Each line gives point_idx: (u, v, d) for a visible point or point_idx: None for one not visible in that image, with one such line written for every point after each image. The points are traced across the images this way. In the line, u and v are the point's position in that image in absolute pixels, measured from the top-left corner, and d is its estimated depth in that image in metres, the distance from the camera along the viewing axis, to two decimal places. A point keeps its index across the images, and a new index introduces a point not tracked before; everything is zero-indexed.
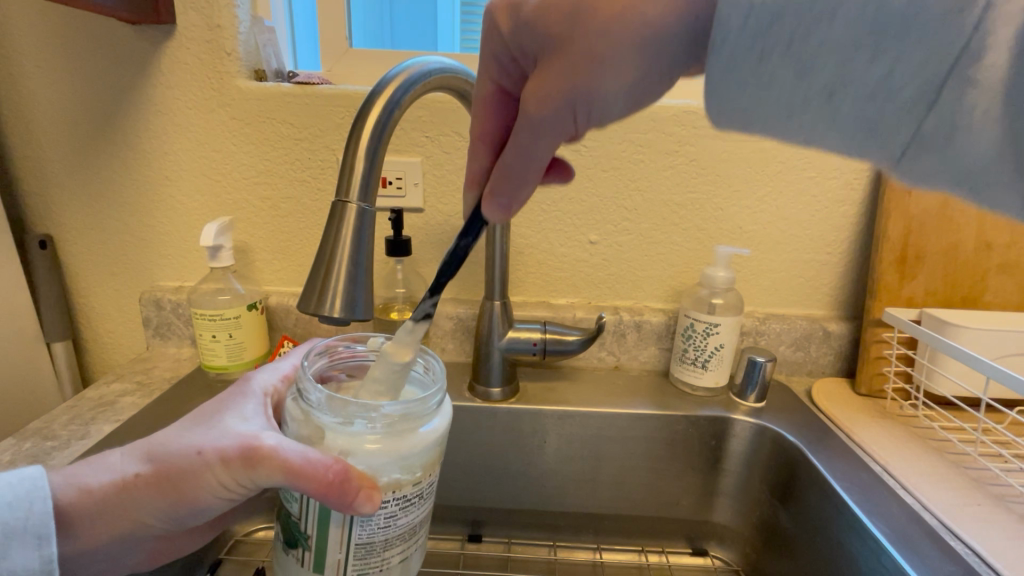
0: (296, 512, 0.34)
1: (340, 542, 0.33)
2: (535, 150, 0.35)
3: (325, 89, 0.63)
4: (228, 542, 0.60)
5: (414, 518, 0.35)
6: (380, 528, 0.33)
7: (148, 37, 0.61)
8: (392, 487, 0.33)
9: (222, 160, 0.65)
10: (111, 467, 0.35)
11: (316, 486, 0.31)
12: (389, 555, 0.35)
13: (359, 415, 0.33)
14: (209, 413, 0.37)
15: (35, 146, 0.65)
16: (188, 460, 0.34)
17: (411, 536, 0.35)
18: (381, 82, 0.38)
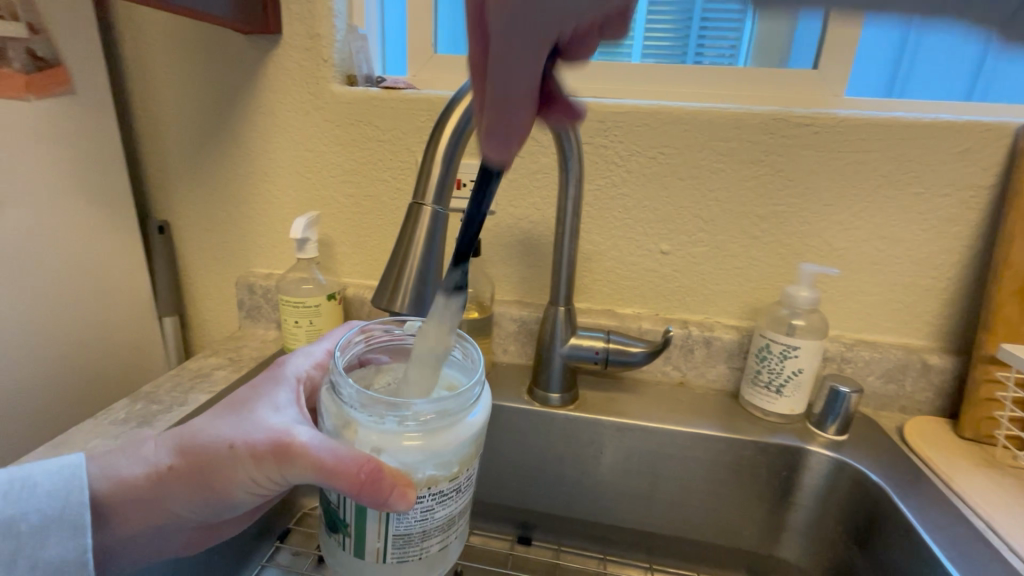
0: (332, 501, 0.36)
1: (379, 532, 0.35)
2: (511, 72, 0.22)
3: (409, 94, 0.66)
4: (298, 513, 0.65)
5: (452, 510, 0.36)
6: (417, 521, 0.35)
7: (257, 46, 0.67)
8: (426, 483, 0.34)
9: (314, 159, 0.70)
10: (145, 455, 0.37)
11: (348, 484, 0.32)
12: (427, 544, 0.36)
13: (392, 414, 0.33)
14: (240, 403, 0.39)
15: (160, 142, 0.74)
16: (227, 450, 0.36)
17: (448, 526, 0.37)
18: (461, 88, 0.39)
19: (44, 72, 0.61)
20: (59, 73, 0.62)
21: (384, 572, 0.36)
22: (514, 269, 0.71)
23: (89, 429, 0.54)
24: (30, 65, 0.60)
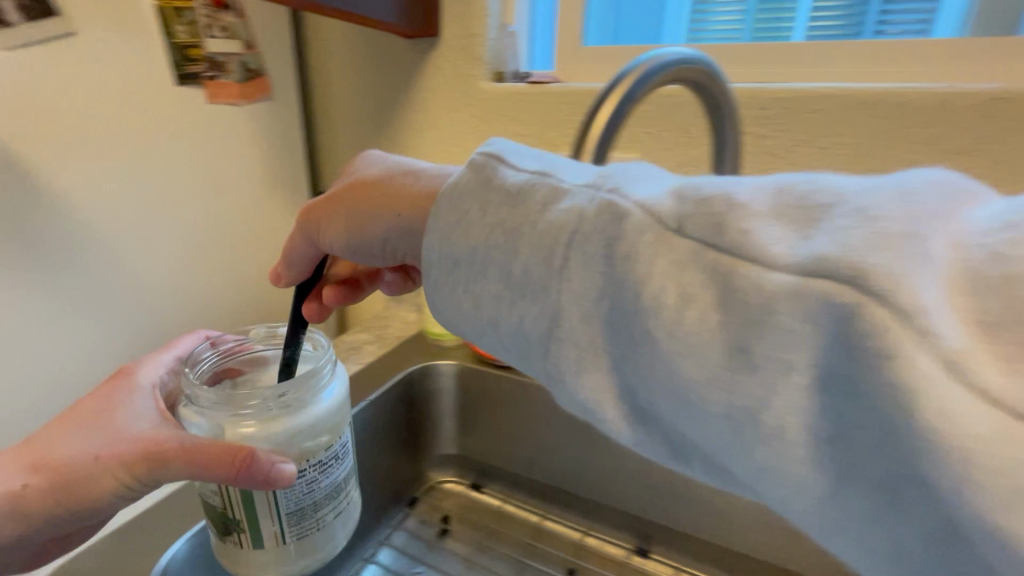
0: (219, 504, 0.38)
1: (272, 515, 0.38)
2: (304, 253, 0.41)
3: (555, 87, 0.66)
4: (425, 485, 0.71)
5: (336, 478, 0.41)
6: (304, 493, 0.38)
7: (419, 48, 0.72)
8: (306, 454, 0.38)
9: (460, 154, 0.75)
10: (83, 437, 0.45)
11: (225, 475, 0.34)
12: (321, 515, 0.40)
13: (253, 399, 0.38)
14: (94, 414, 0.39)
15: (332, 140, 0.84)
16: (133, 443, 0.36)
17: (336, 495, 0.41)
18: (616, 77, 0.38)
19: (253, 82, 0.70)
20: (262, 81, 0.71)
21: (302, 546, 0.40)
22: None
23: None
24: (243, 76, 0.68)
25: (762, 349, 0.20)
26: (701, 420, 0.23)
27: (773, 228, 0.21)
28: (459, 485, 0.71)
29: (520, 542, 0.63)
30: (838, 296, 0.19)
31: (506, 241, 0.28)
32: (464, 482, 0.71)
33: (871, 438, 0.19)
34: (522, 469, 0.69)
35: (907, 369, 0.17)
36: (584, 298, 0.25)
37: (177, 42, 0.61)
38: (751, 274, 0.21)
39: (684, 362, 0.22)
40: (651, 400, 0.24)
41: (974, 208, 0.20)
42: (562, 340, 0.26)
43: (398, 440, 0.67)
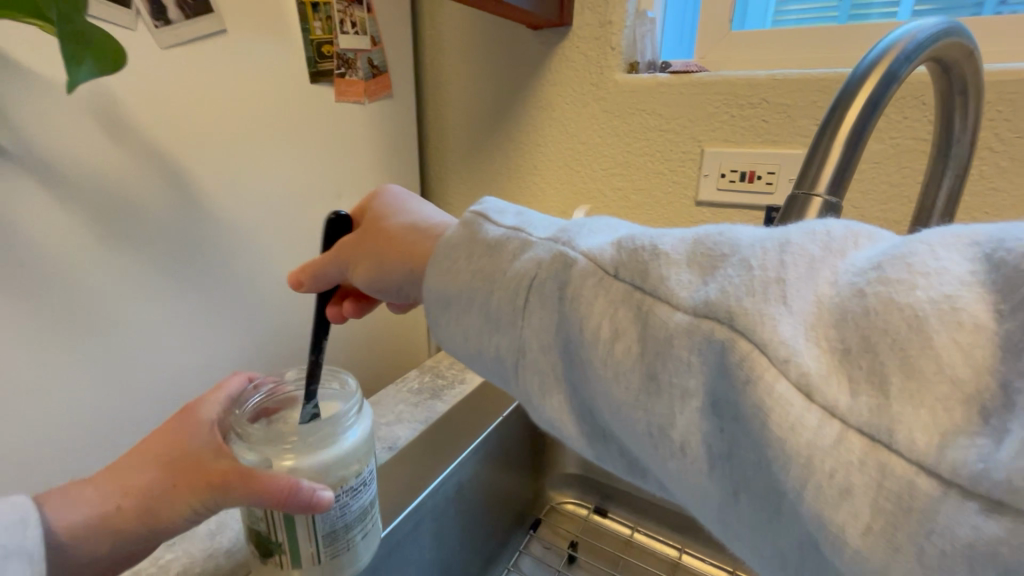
0: (262, 528, 0.34)
1: (309, 536, 0.34)
2: (329, 277, 0.39)
3: (704, 76, 0.60)
4: (545, 506, 0.67)
5: (366, 501, 0.37)
6: (338, 516, 0.35)
7: (547, 40, 0.68)
8: (341, 481, 0.35)
9: (587, 152, 0.70)
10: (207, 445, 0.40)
11: (273, 502, 0.32)
12: (353, 536, 0.36)
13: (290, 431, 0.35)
14: (164, 445, 0.36)
15: (444, 139, 0.81)
16: (201, 473, 0.34)
17: (367, 517, 0.37)
18: (867, 56, 0.32)
19: (376, 79, 0.68)
20: (384, 78, 0.70)
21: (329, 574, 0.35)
22: None
23: (395, 394, 0.61)
24: (369, 73, 0.67)
25: (771, 437, 0.19)
26: (791, 520, 0.19)
27: (683, 275, 0.23)
28: (581, 508, 0.66)
29: None
30: (710, 329, 0.21)
31: (501, 308, 0.29)
32: (586, 506, 0.66)
33: (754, 459, 0.20)
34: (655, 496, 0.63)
35: (798, 430, 0.18)
36: (617, 384, 0.23)
37: (313, 37, 0.60)
38: (653, 310, 0.23)
39: (615, 388, 0.24)
40: (735, 499, 0.21)
41: (858, 254, 0.21)
42: (626, 432, 0.24)
43: (524, 457, 0.62)
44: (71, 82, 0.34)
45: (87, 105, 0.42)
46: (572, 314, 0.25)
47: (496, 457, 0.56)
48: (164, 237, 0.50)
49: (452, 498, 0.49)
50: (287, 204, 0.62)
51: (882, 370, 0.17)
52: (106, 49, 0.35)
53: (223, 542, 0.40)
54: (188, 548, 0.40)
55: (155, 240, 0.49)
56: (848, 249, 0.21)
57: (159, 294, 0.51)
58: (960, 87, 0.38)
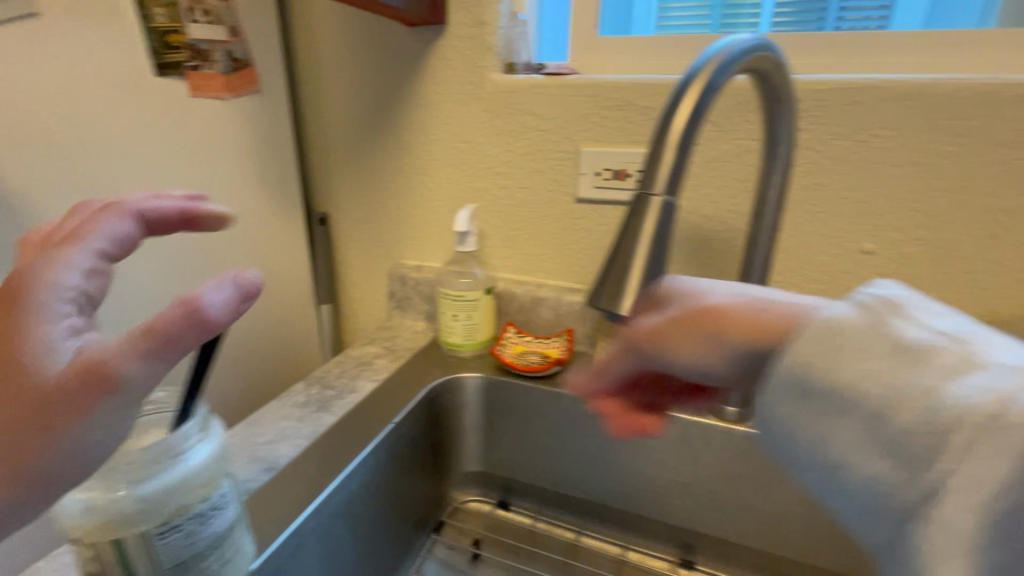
0: (95, 569, 0.32)
1: (151, 569, 0.32)
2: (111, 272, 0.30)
3: (575, 79, 0.62)
4: (449, 507, 0.66)
5: (222, 525, 0.35)
6: (184, 545, 0.33)
7: (423, 37, 0.67)
8: (181, 510, 0.33)
9: (471, 151, 0.70)
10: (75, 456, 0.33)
11: (168, 317, 0.25)
12: (207, 563, 0.34)
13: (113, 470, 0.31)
14: None
15: (324, 138, 0.77)
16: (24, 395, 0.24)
17: (226, 537, 0.35)
18: (693, 65, 0.35)
19: (239, 73, 0.63)
20: (249, 73, 0.65)
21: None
22: (679, 267, 0.65)
23: (278, 408, 0.58)
24: (229, 66, 0.62)
25: (912, 438, 0.24)
26: (919, 523, 0.24)
27: (934, 373, 0.25)
28: (484, 505, 0.67)
29: (556, 562, 0.59)
30: (900, 495, 0.25)
31: (840, 346, 0.28)
32: (489, 501, 0.67)
33: (834, 450, 0.28)
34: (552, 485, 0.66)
35: (902, 397, 0.25)
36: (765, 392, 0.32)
37: (155, 25, 0.56)
38: (812, 359, 0.29)
39: (841, 435, 0.28)
40: (875, 497, 0.26)
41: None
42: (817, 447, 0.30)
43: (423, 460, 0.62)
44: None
45: None
46: (833, 352, 0.28)
47: (389, 461, 0.54)
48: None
49: (341, 506, 0.47)
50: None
51: (843, 347, 0.28)
52: None
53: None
54: None
55: None
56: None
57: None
58: (776, 97, 0.42)
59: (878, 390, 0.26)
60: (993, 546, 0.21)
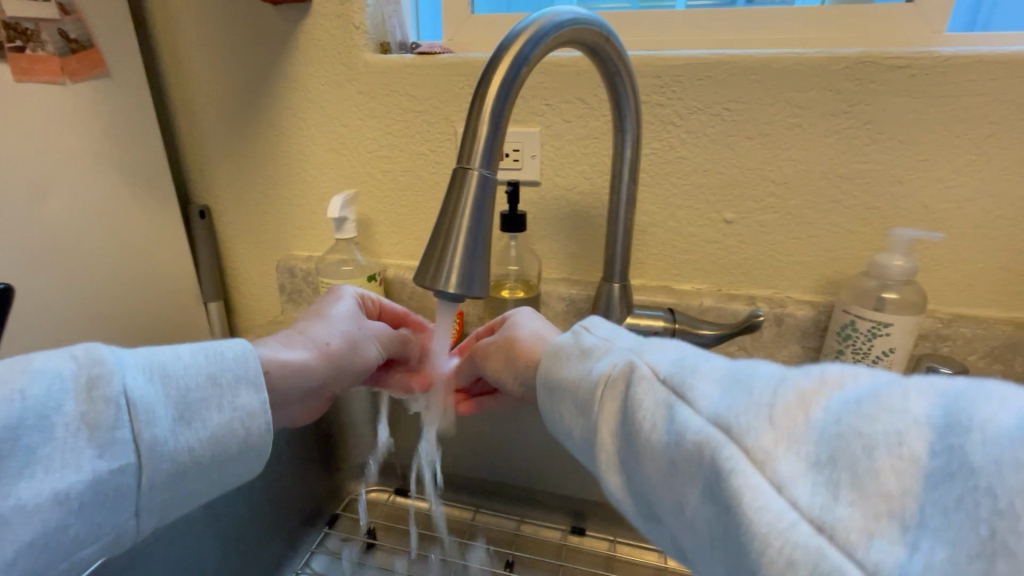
0: None
1: None
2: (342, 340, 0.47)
3: (445, 58, 0.62)
4: (345, 499, 0.65)
5: None
6: None
7: (288, 17, 0.64)
8: None
9: (349, 135, 0.68)
10: (221, 373, 0.34)
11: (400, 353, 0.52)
12: None
13: None
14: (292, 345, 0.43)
15: (195, 125, 0.73)
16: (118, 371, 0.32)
17: None
18: (508, 38, 0.34)
19: (78, 55, 0.59)
20: (92, 55, 0.60)
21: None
22: (562, 245, 0.66)
23: None
24: (64, 48, 0.57)
25: (678, 445, 0.26)
26: (670, 489, 0.27)
27: (600, 368, 0.34)
28: (383, 494, 0.66)
29: (453, 544, 0.59)
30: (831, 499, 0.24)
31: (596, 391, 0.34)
32: (388, 490, 0.66)
33: (670, 501, 0.27)
34: (449, 467, 0.66)
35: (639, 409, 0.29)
36: (605, 423, 0.32)
37: None
38: (603, 399, 0.32)
39: (648, 473, 0.28)
40: (653, 509, 0.28)
41: (842, 393, 0.24)
42: (674, 502, 0.26)
43: (303, 453, 0.60)
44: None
45: None
46: (602, 376, 0.33)
47: None
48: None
49: None
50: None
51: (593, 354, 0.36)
52: None
53: None
54: None
55: None
56: (847, 381, 0.24)
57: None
58: (614, 69, 0.43)
59: (650, 410, 0.28)
60: (710, 505, 0.24)
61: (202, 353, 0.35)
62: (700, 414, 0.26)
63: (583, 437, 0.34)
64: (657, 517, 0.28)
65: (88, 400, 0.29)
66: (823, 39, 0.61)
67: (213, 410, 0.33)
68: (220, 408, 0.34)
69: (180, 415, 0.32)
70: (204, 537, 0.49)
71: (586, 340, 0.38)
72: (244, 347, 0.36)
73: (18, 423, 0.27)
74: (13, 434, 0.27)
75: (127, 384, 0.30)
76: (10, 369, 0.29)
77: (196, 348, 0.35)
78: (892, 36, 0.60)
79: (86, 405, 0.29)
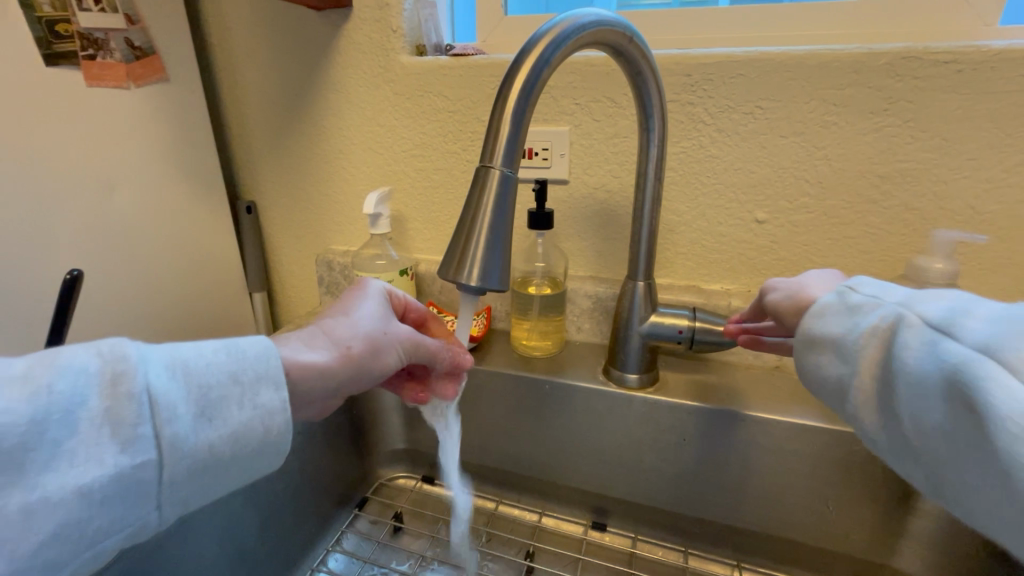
0: None
1: None
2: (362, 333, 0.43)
3: (478, 59, 0.63)
4: (374, 484, 0.68)
5: None
6: None
7: (330, 22, 0.67)
8: None
9: (385, 134, 0.70)
10: (244, 371, 0.33)
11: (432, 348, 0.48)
12: None
13: None
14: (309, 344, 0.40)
15: (244, 125, 0.77)
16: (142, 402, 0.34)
17: None
18: (531, 41, 0.36)
19: (141, 61, 0.63)
20: (152, 61, 0.64)
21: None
22: (589, 243, 0.67)
23: None
24: (129, 55, 0.61)
25: (866, 359, 0.35)
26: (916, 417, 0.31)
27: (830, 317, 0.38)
28: (411, 480, 0.69)
29: (476, 532, 0.61)
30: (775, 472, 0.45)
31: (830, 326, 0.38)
32: (416, 478, 0.69)
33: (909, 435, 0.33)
34: (474, 459, 0.67)
35: (833, 341, 0.37)
36: (864, 368, 0.35)
37: (40, 14, 0.55)
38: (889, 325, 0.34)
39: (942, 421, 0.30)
40: (912, 445, 0.32)
41: (983, 318, 0.29)
42: (975, 445, 0.28)
43: (337, 437, 0.63)
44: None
45: None
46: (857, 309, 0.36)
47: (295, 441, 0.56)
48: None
49: None
50: (17, 200, 0.57)
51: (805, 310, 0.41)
52: None
53: None
54: None
55: None
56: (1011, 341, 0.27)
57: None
58: (638, 68, 0.44)
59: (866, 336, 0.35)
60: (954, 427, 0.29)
61: (229, 349, 0.34)
62: (963, 345, 0.29)
63: (841, 373, 0.37)
64: (979, 482, 0.28)
65: (112, 395, 0.29)
66: (865, 35, 0.60)
67: (234, 408, 0.32)
68: (241, 405, 0.33)
69: (202, 412, 0.31)
70: (243, 511, 0.52)
71: (853, 299, 0.37)
72: (268, 345, 0.35)
73: (42, 417, 0.27)
74: (38, 427, 0.27)
75: (149, 380, 0.30)
76: (36, 365, 0.29)
77: (221, 345, 0.34)
78: (940, 32, 0.57)
79: (108, 401, 0.29)
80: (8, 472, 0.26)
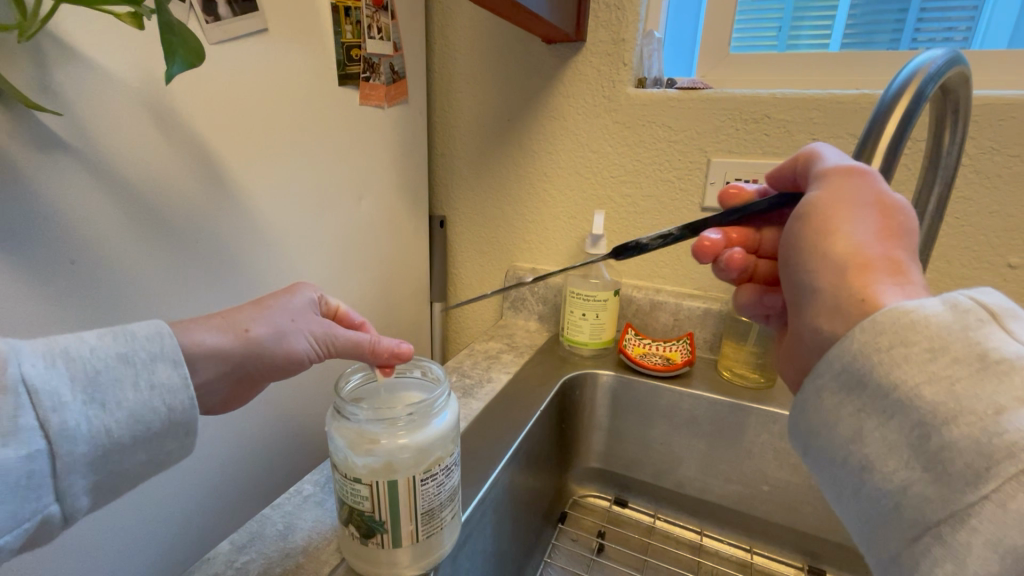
0: (361, 504, 0.32)
1: (410, 512, 0.33)
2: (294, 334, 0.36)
3: (709, 93, 0.65)
4: (570, 499, 0.67)
5: (455, 481, 0.36)
6: (434, 495, 0.34)
7: (560, 54, 0.71)
8: (434, 460, 0.33)
9: (598, 160, 0.74)
10: (135, 351, 0.30)
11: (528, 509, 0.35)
12: (444, 515, 0.35)
13: (384, 419, 0.33)
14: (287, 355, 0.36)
15: (450, 144, 0.82)
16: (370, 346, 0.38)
17: (456, 497, 0.36)
18: (900, 77, 0.37)
19: (395, 84, 0.69)
20: (401, 84, 0.71)
21: (421, 560, 0.34)
22: None
23: None
24: (390, 78, 0.68)
25: None
26: None
27: None
28: (602, 500, 0.68)
29: (689, 562, 0.59)
30: None
31: None
32: (607, 498, 0.68)
33: None
34: (673, 486, 0.66)
35: None
36: None
37: (344, 40, 0.60)
38: None
39: None
40: None
41: None
42: None
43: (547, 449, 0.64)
44: (26, 30, 0.32)
45: (138, 97, 0.41)
46: None
47: (531, 449, 0.57)
48: (189, 248, 0.47)
49: (502, 481, 0.49)
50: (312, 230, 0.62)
51: None
52: (189, 42, 0.35)
53: (299, 543, 0.38)
54: (264, 551, 0.37)
55: (174, 243, 0.46)
56: None
57: (183, 276, 0.47)
58: (953, 106, 0.44)
59: None
60: None
61: (88, 390, 0.29)
62: None
63: None
64: None
65: None
66: None
67: (129, 388, 0.30)
68: (138, 385, 0.30)
69: (97, 396, 0.29)
70: None
71: None
72: (159, 325, 0.32)
73: (95, 373, 0.29)
74: (94, 373, 0.29)
75: (26, 370, 0.27)
76: (120, 344, 0.30)
77: (106, 331, 0.31)
78: None
79: None
80: (89, 390, 0.29)
